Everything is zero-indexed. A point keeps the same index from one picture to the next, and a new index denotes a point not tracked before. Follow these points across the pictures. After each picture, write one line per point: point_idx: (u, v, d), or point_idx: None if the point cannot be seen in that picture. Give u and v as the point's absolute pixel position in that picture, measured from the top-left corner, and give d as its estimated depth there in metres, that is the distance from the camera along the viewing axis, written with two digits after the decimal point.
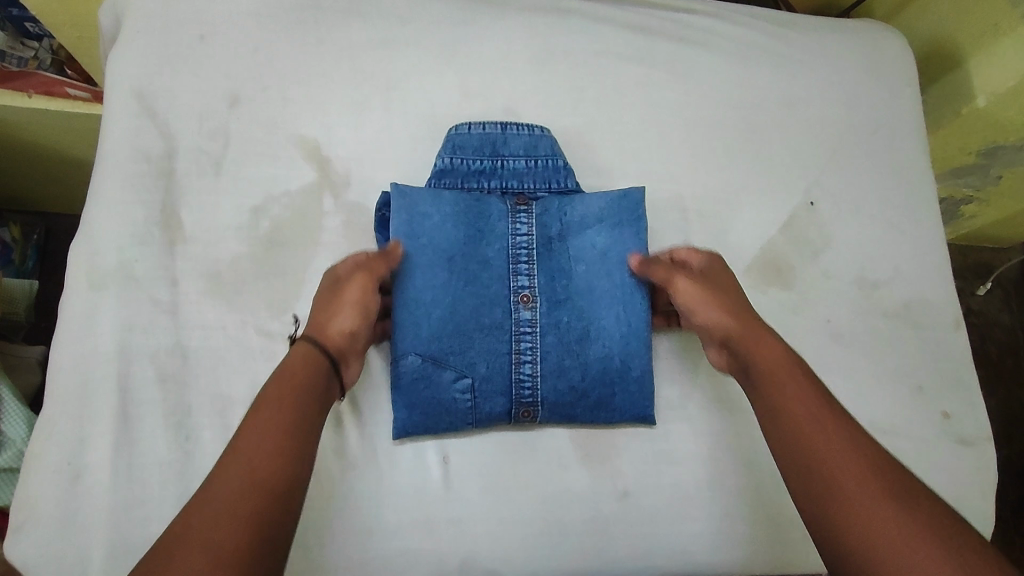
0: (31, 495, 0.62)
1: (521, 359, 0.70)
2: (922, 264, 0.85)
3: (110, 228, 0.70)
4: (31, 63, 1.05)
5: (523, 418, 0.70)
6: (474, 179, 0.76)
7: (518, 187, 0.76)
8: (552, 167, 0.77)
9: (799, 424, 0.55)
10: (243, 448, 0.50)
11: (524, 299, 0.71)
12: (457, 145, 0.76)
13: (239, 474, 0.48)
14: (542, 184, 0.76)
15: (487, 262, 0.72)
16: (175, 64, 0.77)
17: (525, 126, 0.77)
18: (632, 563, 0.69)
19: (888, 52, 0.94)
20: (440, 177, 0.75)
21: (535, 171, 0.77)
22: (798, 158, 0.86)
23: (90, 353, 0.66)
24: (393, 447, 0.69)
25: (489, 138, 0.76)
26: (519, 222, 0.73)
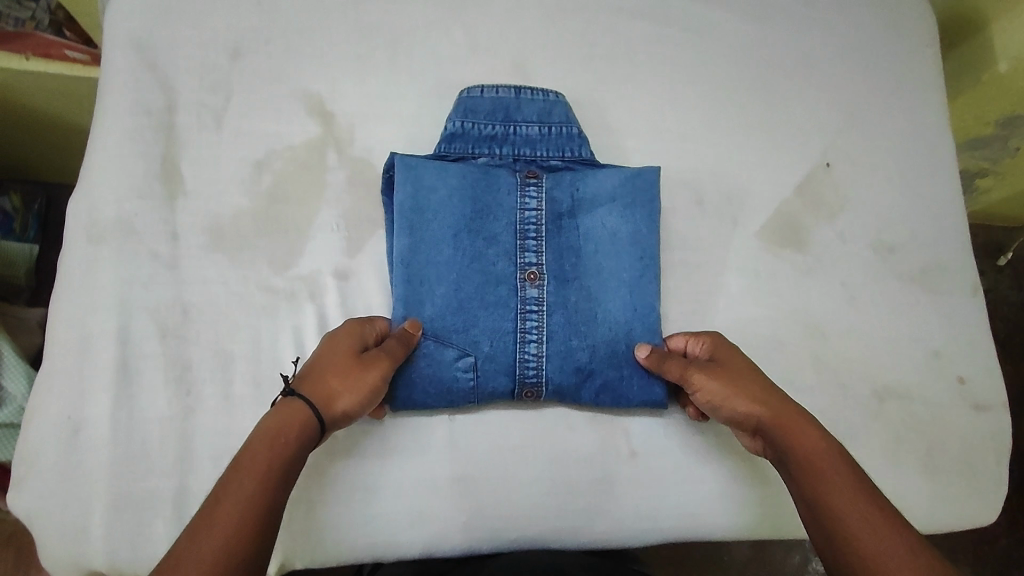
0: (32, 448, 0.62)
1: (525, 338, 0.68)
2: (940, 229, 0.83)
3: (110, 181, 0.69)
4: (29, 24, 1.02)
5: (526, 399, 0.68)
6: (485, 145, 0.73)
7: (530, 155, 0.74)
8: (565, 135, 0.74)
9: (822, 476, 0.54)
10: (228, 494, 0.48)
11: (531, 277, 0.69)
12: (469, 109, 0.73)
13: (222, 523, 0.46)
14: (555, 152, 0.74)
15: (495, 237, 0.69)
16: (175, 15, 0.75)
17: (540, 91, 0.75)
18: (640, 525, 0.68)
19: (909, 11, 0.91)
20: (450, 142, 0.73)
21: (548, 139, 0.74)
22: (814, 118, 0.84)
23: (90, 306, 0.65)
24: (391, 420, 0.67)
25: (502, 103, 0.74)
26: (529, 196, 0.71)
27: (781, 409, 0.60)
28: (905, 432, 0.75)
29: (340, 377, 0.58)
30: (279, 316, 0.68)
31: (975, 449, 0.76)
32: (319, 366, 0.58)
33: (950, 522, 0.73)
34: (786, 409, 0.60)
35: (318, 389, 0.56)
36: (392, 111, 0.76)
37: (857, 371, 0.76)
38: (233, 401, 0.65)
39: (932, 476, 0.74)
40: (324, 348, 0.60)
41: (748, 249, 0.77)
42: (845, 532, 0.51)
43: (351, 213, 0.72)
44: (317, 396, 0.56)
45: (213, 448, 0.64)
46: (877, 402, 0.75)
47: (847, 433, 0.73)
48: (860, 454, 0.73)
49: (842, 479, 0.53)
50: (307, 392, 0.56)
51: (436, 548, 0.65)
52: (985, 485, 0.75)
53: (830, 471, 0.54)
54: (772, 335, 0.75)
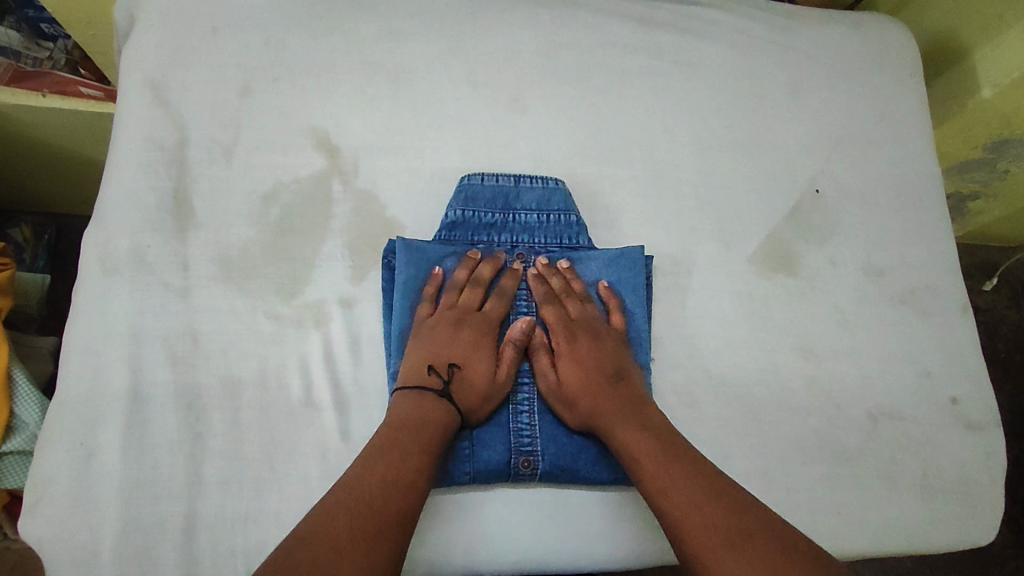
0: (46, 473, 0.63)
1: (518, 409, 0.70)
2: (929, 252, 0.85)
3: (124, 215, 0.72)
4: (47, 64, 1.08)
5: (523, 469, 0.68)
6: (484, 233, 0.75)
7: (528, 241, 0.75)
8: (564, 222, 0.76)
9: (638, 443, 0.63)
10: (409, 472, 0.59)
11: (523, 349, 0.72)
12: (469, 196, 0.75)
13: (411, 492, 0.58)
14: (554, 240, 0.75)
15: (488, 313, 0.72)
16: (187, 56, 0.79)
17: (539, 179, 0.77)
18: (640, 547, 0.69)
19: (891, 43, 0.95)
20: (450, 230, 0.74)
21: (547, 225, 0.76)
22: (803, 147, 0.87)
23: (103, 336, 0.67)
24: None
25: (502, 190, 0.76)
26: (521, 275, 0.74)
27: (602, 400, 0.67)
28: (900, 452, 0.76)
29: (486, 383, 0.68)
30: (285, 343, 0.70)
31: (970, 469, 0.77)
32: (468, 371, 0.67)
33: (947, 542, 0.74)
34: (599, 398, 0.67)
35: (466, 400, 0.66)
36: (395, 145, 0.79)
37: (851, 392, 0.77)
38: (241, 426, 0.67)
39: (929, 496, 0.75)
40: (476, 349, 0.69)
41: (741, 273, 0.80)
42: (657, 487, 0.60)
43: (356, 243, 0.74)
44: (461, 400, 0.66)
45: (221, 473, 0.65)
46: (872, 422, 0.76)
47: (843, 453, 0.75)
48: (857, 475, 0.74)
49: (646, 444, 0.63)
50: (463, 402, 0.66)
51: (439, 571, 0.65)
52: (982, 505, 0.76)
53: (642, 441, 0.63)
54: (765, 357, 0.77)
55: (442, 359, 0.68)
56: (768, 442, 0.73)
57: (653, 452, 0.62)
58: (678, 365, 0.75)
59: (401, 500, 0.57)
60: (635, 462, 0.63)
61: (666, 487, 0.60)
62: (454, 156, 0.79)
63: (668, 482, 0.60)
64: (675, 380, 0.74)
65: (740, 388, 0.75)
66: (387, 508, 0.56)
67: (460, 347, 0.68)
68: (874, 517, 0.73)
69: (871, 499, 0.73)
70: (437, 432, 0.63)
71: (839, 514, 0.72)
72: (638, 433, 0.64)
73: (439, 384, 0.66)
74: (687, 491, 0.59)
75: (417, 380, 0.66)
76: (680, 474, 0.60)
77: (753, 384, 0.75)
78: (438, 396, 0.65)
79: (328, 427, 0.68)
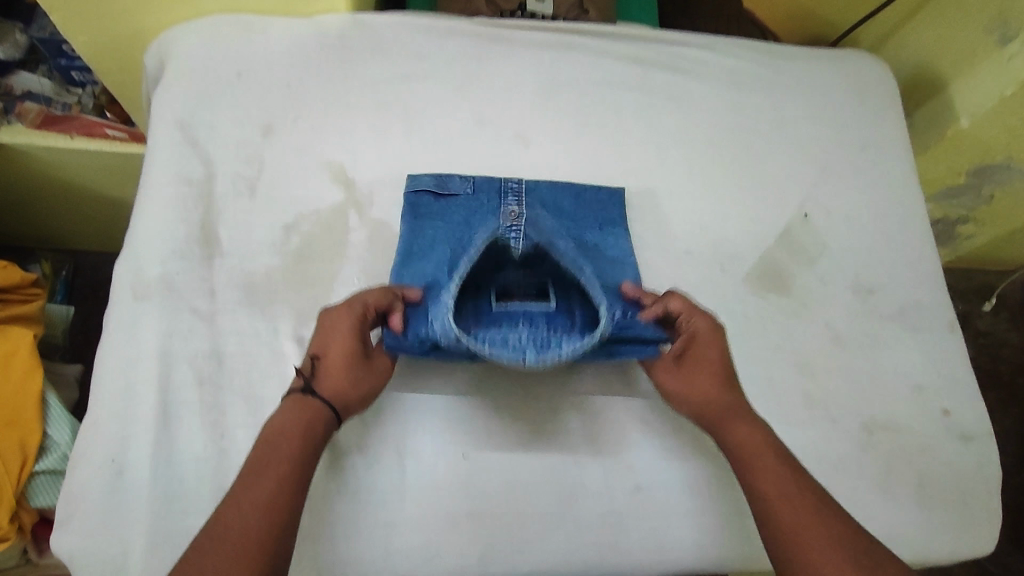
0: (77, 490, 0.67)
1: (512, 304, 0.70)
2: (916, 272, 0.89)
3: (155, 246, 0.77)
4: (75, 108, 1.14)
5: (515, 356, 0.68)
6: (478, 196, 0.81)
7: (516, 201, 0.80)
8: (556, 192, 0.83)
9: (747, 450, 0.63)
10: (272, 432, 0.59)
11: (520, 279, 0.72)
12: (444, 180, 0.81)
13: (294, 439, 0.59)
14: (539, 203, 0.81)
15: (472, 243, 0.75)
16: (214, 100, 0.85)
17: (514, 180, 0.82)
18: (645, 556, 0.72)
19: (871, 77, 1.01)
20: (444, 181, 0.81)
21: (537, 191, 0.82)
22: (790, 174, 0.92)
23: (133, 357, 0.71)
24: (402, 513, 0.69)
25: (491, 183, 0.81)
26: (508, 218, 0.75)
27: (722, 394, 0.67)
28: (896, 463, 0.78)
29: (347, 370, 0.65)
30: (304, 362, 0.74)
31: (964, 479, 0.79)
32: (330, 359, 0.65)
33: (946, 550, 0.76)
34: (714, 389, 0.67)
35: (335, 387, 0.64)
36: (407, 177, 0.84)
37: (845, 406, 0.80)
38: None
39: (927, 506, 0.77)
40: (337, 346, 0.65)
41: (736, 293, 0.84)
42: (763, 498, 0.59)
43: (372, 269, 0.79)
44: (324, 388, 0.64)
45: None
46: (867, 433, 0.79)
47: (840, 464, 0.77)
48: (855, 484, 0.77)
49: (763, 456, 0.62)
50: (325, 394, 0.63)
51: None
52: (979, 514, 0.78)
53: (745, 442, 0.63)
54: (762, 372, 0.80)
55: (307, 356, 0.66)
56: None
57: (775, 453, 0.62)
58: None
59: (295, 457, 0.58)
60: (745, 461, 0.63)
61: (778, 483, 0.59)
62: None
63: (776, 481, 0.60)
64: None
65: None
66: (290, 473, 0.57)
67: (324, 339, 0.66)
68: (876, 526, 0.75)
69: (870, 509, 0.76)
70: (308, 421, 0.61)
71: None
72: (749, 426, 0.64)
73: (302, 381, 0.64)
74: (805, 496, 0.58)
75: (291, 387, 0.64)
76: (786, 485, 0.59)
77: (751, 397, 0.79)
78: (306, 394, 0.63)
79: (346, 441, 0.71)
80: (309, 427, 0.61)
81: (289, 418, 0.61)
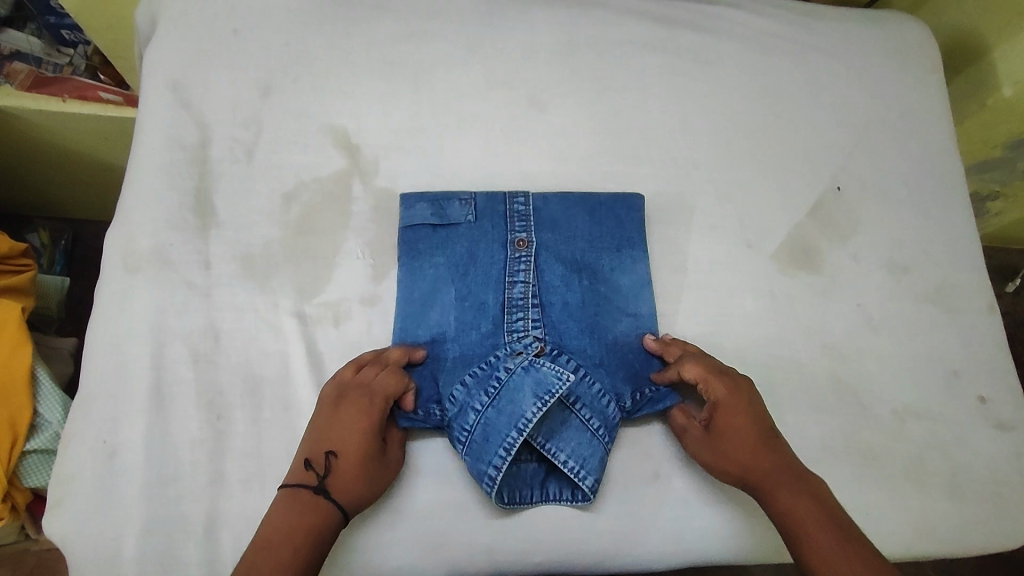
0: (68, 472, 0.63)
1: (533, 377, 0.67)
2: (954, 251, 0.84)
3: (146, 215, 0.72)
4: (67, 69, 1.09)
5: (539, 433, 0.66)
6: (483, 218, 0.74)
7: (523, 232, 0.74)
8: (566, 213, 0.76)
9: (794, 516, 0.62)
10: (270, 524, 0.58)
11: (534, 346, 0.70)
12: (444, 199, 0.75)
13: (296, 541, 0.57)
14: (549, 230, 0.75)
15: (483, 304, 0.71)
16: (208, 58, 0.80)
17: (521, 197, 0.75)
18: (664, 548, 0.68)
19: (911, 40, 0.94)
20: (444, 206, 0.74)
21: (546, 212, 0.75)
22: (823, 144, 0.86)
23: (125, 335, 0.67)
24: (409, 500, 0.66)
25: (496, 206, 0.75)
26: (516, 287, 0.72)
27: (761, 457, 0.65)
28: (928, 452, 0.74)
29: (364, 468, 0.62)
30: (305, 340, 0.70)
31: (999, 470, 0.75)
32: (345, 460, 0.62)
33: (981, 543, 0.72)
34: (751, 452, 0.65)
35: (348, 489, 0.61)
36: (414, 143, 0.79)
37: (876, 392, 0.76)
38: (262, 425, 0.67)
39: (959, 498, 0.73)
40: (353, 434, 0.63)
41: (763, 271, 0.79)
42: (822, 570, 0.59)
43: (377, 242, 0.75)
44: (339, 493, 0.61)
45: (244, 470, 0.65)
46: (898, 421, 0.75)
47: (870, 453, 0.73)
48: (885, 475, 0.73)
49: (810, 520, 0.61)
50: (338, 495, 0.61)
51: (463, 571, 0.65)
52: (1013, 506, 0.74)
53: (793, 507, 0.62)
54: (789, 355, 0.76)
55: (319, 448, 0.63)
56: (792, 440, 0.72)
57: (820, 520, 0.61)
58: None
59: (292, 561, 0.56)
60: (796, 527, 0.61)
61: (831, 559, 0.58)
62: (473, 155, 0.79)
63: (828, 549, 0.59)
64: None
65: (764, 386, 0.74)
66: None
67: (338, 430, 0.63)
68: (905, 518, 0.71)
69: (900, 501, 0.72)
70: (315, 525, 0.59)
71: (867, 516, 0.71)
72: (796, 495, 0.63)
73: (316, 477, 0.61)
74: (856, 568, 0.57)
75: (297, 474, 0.62)
76: (841, 551, 0.59)
77: (778, 382, 0.74)
78: (317, 494, 0.60)
79: None
80: (311, 526, 0.59)
81: (292, 516, 0.59)
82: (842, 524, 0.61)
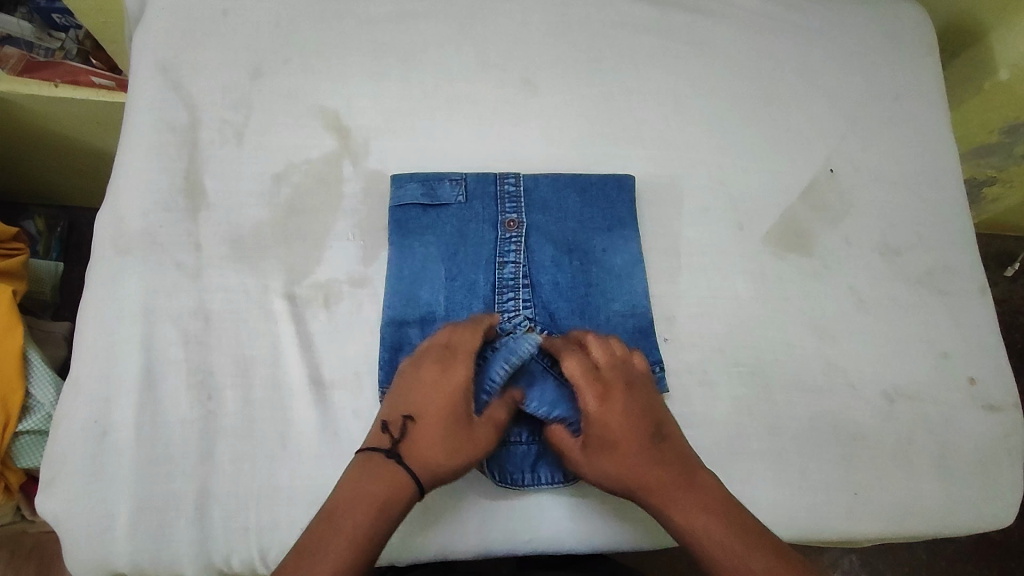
0: (60, 451, 0.64)
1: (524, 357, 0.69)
2: (947, 233, 0.84)
3: (136, 196, 0.72)
4: (58, 53, 1.08)
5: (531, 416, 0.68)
6: (472, 197, 0.74)
7: (513, 212, 0.74)
8: (557, 194, 0.76)
9: (684, 522, 0.60)
10: (343, 491, 0.58)
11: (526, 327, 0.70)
12: (434, 178, 0.74)
13: (365, 511, 0.57)
14: (539, 210, 0.75)
15: (473, 284, 0.72)
16: (198, 39, 0.79)
17: (511, 176, 0.75)
18: (652, 527, 0.68)
19: (907, 22, 0.94)
20: (435, 184, 0.74)
21: (536, 192, 0.75)
22: (816, 127, 0.86)
23: (115, 316, 0.67)
24: None
25: (485, 185, 0.75)
26: (506, 266, 0.73)
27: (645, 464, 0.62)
28: (916, 432, 0.75)
29: (447, 439, 0.61)
30: (295, 321, 0.70)
31: (987, 450, 0.75)
32: (425, 426, 0.61)
33: (968, 522, 0.73)
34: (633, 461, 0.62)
35: (423, 457, 0.60)
36: (405, 125, 0.79)
37: (866, 373, 0.76)
38: (252, 405, 0.67)
39: (947, 478, 0.74)
40: (439, 399, 0.62)
41: (754, 253, 0.79)
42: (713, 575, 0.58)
43: (367, 223, 0.75)
44: (413, 459, 0.60)
45: (234, 450, 0.65)
46: (888, 401, 0.75)
47: (858, 433, 0.74)
48: (873, 456, 0.73)
49: (704, 523, 0.59)
50: (412, 462, 0.60)
51: (452, 549, 0.66)
52: (1001, 486, 0.75)
53: (685, 514, 0.60)
54: (779, 336, 0.76)
55: (398, 411, 0.63)
56: (781, 421, 0.73)
57: (707, 516, 0.60)
58: (691, 343, 0.74)
59: (357, 535, 0.56)
60: (690, 535, 0.60)
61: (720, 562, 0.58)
62: (464, 137, 0.79)
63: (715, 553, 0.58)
64: (689, 357, 0.73)
65: (754, 367, 0.74)
66: (354, 549, 0.55)
67: (420, 395, 0.63)
68: (892, 498, 0.72)
69: (887, 480, 0.72)
70: (387, 493, 0.58)
71: (854, 495, 0.71)
72: (687, 495, 0.61)
73: (391, 440, 0.61)
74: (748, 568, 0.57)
75: (374, 436, 0.63)
76: (729, 552, 0.58)
77: (767, 363, 0.75)
78: (388, 458, 0.60)
79: (340, 403, 0.68)
80: (379, 502, 0.57)
81: (359, 480, 0.59)
82: (738, 515, 0.60)
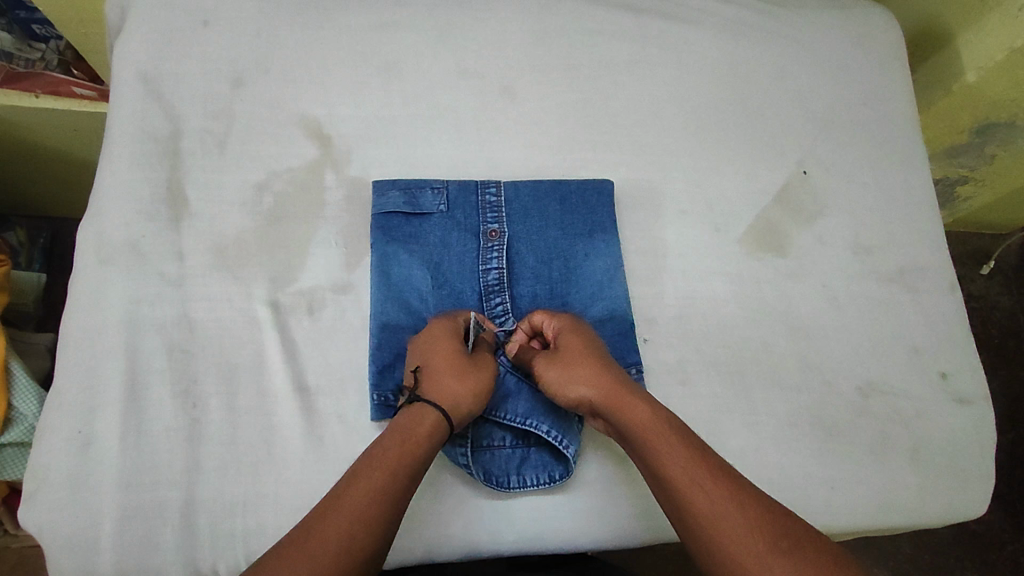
0: (44, 462, 0.64)
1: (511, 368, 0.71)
2: (917, 232, 0.86)
3: (118, 206, 0.72)
4: (39, 65, 1.07)
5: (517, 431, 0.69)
6: (455, 207, 0.76)
7: (495, 222, 0.76)
8: (538, 202, 0.77)
9: (641, 429, 0.60)
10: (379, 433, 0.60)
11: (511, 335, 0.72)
12: (416, 187, 0.76)
13: (393, 445, 0.59)
14: (521, 218, 0.76)
15: (458, 293, 0.73)
16: (178, 49, 0.80)
17: (492, 185, 0.77)
18: (636, 525, 0.69)
19: (876, 27, 0.96)
20: (417, 193, 0.76)
21: (517, 200, 0.77)
22: (790, 130, 0.88)
23: (99, 326, 0.68)
24: None
25: (467, 195, 0.76)
26: (490, 275, 0.74)
27: (606, 382, 0.63)
28: (890, 426, 0.77)
29: (458, 380, 0.63)
30: (279, 328, 0.70)
31: (959, 442, 0.77)
32: (433, 369, 0.64)
33: (942, 513, 0.75)
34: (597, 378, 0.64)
35: (439, 393, 0.62)
36: (386, 133, 0.80)
37: (841, 370, 0.78)
38: (238, 412, 0.67)
39: (920, 469, 0.75)
40: (440, 351, 0.65)
41: (731, 254, 0.81)
42: (671, 481, 0.57)
43: (349, 230, 0.75)
44: (432, 397, 0.62)
45: (219, 457, 0.65)
46: (863, 397, 0.77)
47: (835, 428, 0.75)
48: (850, 450, 0.75)
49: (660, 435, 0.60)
50: (430, 398, 0.62)
51: (438, 550, 0.66)
52: (973, 477, 0.77)
53: (640, 425, 0.61)
54: (756, 335, 0.78)
55: (411, 365, 0.66)
56: (759, 418, 0.74)
57: (664, 426, 0.60)
58: (669, 344, 0.75)
59: (391, 463, 0.57)
60: (647, 441, 0.60)
61: (671, 465, 0.58)
62: (445, 144, 0.80)
63: (670, 461, 0.58)
64: (668, 358, 0.75)
65: (732, 366, 0.76)
66: (386, 478, 0.57)
67: (425, 348, 0.66)
68: (869, 490, 0.74)
69: (864, 474, 0.74)
70: (421, 431, 0.60)
71: (831, 489, 0.73)
72: (645, 411, 0.61)
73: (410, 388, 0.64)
74: (698, 474, 0.57)
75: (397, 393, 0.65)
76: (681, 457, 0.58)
77: (745, 361, 0.76)
78: (409, 401, 0.62)
79: (325, 409, 0.69)
80: (409, 438, 0.59)
81: (393, 425, 0.61)
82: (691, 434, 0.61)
